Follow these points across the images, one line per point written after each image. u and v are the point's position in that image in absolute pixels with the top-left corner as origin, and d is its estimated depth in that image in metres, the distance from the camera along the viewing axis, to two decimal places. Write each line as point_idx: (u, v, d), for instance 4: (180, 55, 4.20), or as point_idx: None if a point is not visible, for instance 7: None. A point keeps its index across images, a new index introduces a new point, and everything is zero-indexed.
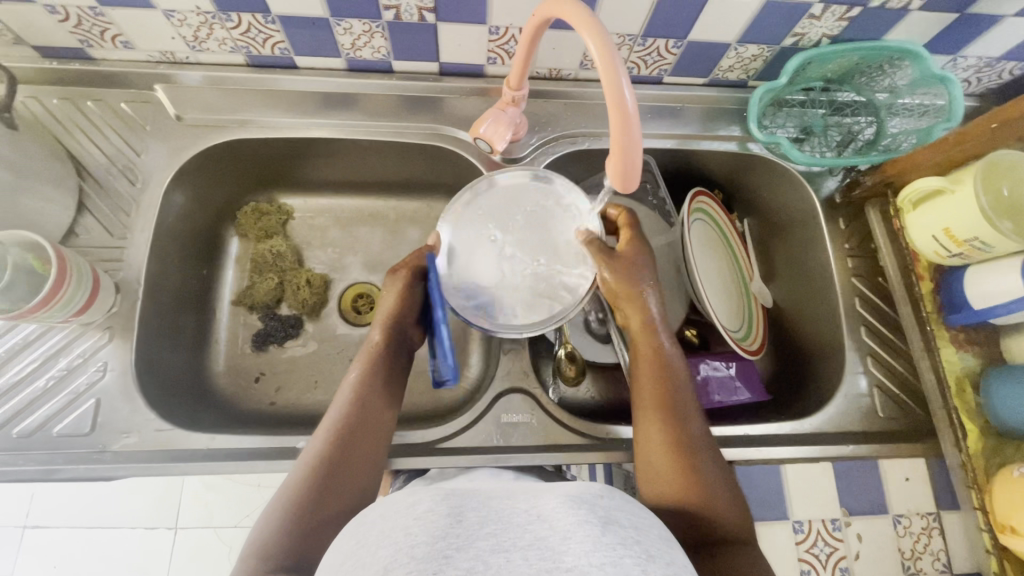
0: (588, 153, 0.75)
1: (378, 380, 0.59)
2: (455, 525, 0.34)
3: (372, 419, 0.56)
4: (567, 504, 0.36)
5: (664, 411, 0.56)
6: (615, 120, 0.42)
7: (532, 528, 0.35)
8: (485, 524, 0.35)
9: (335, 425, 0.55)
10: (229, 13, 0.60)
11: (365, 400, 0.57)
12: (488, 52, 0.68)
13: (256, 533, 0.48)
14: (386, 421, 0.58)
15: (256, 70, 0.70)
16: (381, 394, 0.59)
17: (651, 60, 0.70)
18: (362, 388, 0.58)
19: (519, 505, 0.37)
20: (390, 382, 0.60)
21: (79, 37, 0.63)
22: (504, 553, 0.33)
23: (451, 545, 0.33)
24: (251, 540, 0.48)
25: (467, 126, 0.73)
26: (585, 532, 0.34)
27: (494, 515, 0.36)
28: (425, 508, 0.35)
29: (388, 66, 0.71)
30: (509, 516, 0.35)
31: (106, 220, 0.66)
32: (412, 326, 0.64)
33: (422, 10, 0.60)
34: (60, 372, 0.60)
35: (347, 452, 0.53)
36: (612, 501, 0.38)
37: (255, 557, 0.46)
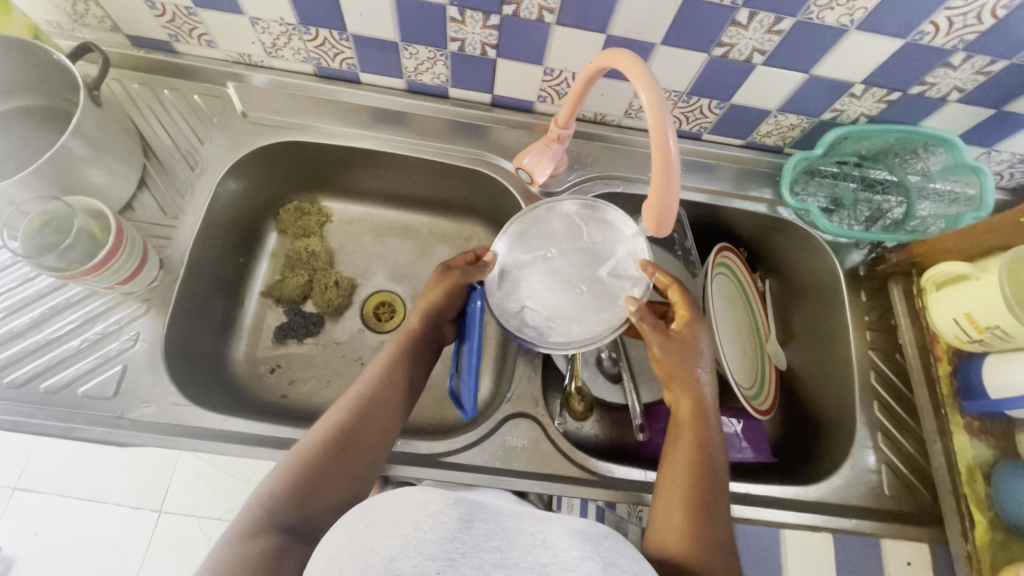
0: (621, 196, 0.78)
1: (407, 363, 0.63)
2: (463, 531, 0.34)
3: (387, 395, 0.60)
4: (571, 537, 0.37)
5: (694, 480, 0.55)
6: (658, 167, 0.44)
7: (535, 551, 0.35)
8: (491, 537, 0.34)
9: (357, 399, 0.58)
10: (308, 27, 0.65)
11: (388, 383, 0.60)
12: (540, 90, 0.71)
13: (264, 480, 0.52)
14: (403, 405, 0.61)
15: (322, 81, 0.75)
16: (406, 378, 0.62)
17: (693, 117, 0.74)
18: (388, 369, 0.61)
19: (526, 527, 0.37)
20: (414, 369, 0.64)
21: (169, 32, 0.68)
22: (505, 570, 0.33)
23: (457, 549, 0.33)
24: (258, 485, 0.52)
25: (510, 157, 0.77)
26: (585, 569, 0.34)
27: (500, 529, 0.35)
28: (435, 507, 0.35)
29: (444, 91, 0.75)
30: (515, 534, 0.35)
31: (161, 199, 0.69)
32: (444, 322, 0.67)
33: (486, 46, 0.65)
34: (94, 335, 0.62)
35: (356, 427, 0.56)
36: (613, 543, 0.39)
37: (262, 503, 0.50)
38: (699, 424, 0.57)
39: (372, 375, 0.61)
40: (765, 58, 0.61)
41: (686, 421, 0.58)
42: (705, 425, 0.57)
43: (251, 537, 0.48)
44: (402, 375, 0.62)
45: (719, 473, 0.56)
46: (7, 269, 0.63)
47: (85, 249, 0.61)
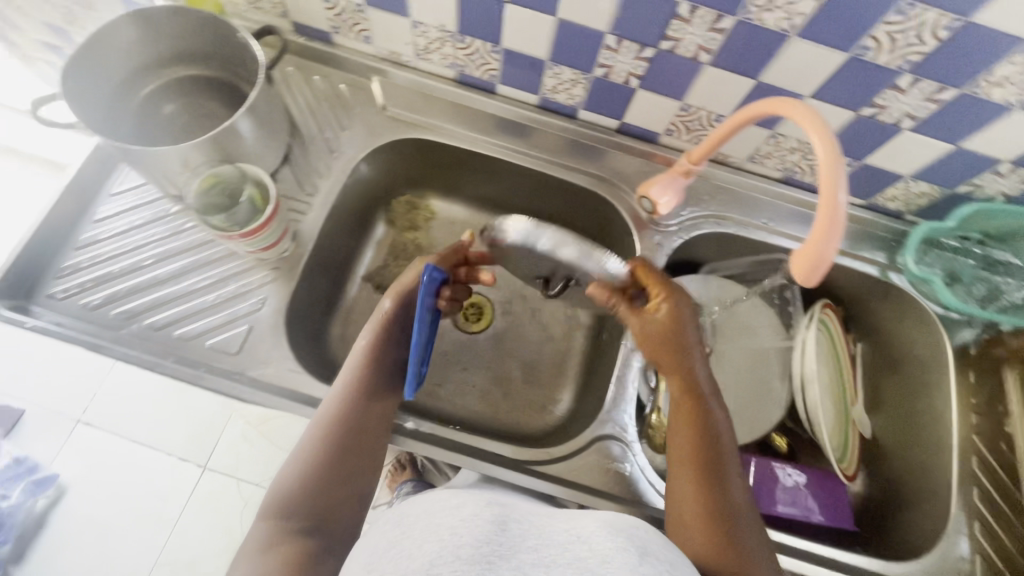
0: (730, 238, 0.78)
1: (388, 354, 0.65)
2: (500, 533, 0.39)
3: (375, 383, 0.63)
4: (604, 530, 0.40)
5: (698, 457, 0.57)
6: (825, 219, 0.45)
7: (570, 547, 0.39)
8: (526, 538, 0.39)
9: (349, 390, 0.61)
10: (465, 36, 0.69)
11: (372, 373, 0.63)
12: (670, 124, 0.73)
13: (279, 485, 0.56)
14: (392, 390, 0.64)
15: (458, 86, 0.78)
16: (388, 364, 0.64)
17: (819, 171, 0.73)
18: (370, 357, 0.64)
19: (560, 526, 0.41)
20: (393, 354, 0.65)
21: (332, 24, 0.73)
22: (544, 567, 0.37)
23: (495, 552, 0.37)
24: (273, 491, 0.56)
25: (626, 184, 0.79)
26: (623, 559, 0.38)
27: (534, 531, 0.40)
28: (469, 512, 0.40)
29: (574, 112, 0.77)
30: (549, 535, 0.40)
31: (300, 176, 0.73)
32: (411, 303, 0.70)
33: (632, 75, 0.67)
34: (227, 294, 0.66)
35: (351, 420, 0.60)
36: (647, 535, 0.42)
37: (280, 508, 0.55)
38: (688, 417, 0.59)
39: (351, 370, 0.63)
40: (915, 124, 0.61)
41: (683, 400, 0.61)
42: (700, 414, 0.59)
43: (276, 544, 0.52)
44: (384, 362, 0.64)
45: (722, 436, 0.59)
46: (155, 222, 0.67)
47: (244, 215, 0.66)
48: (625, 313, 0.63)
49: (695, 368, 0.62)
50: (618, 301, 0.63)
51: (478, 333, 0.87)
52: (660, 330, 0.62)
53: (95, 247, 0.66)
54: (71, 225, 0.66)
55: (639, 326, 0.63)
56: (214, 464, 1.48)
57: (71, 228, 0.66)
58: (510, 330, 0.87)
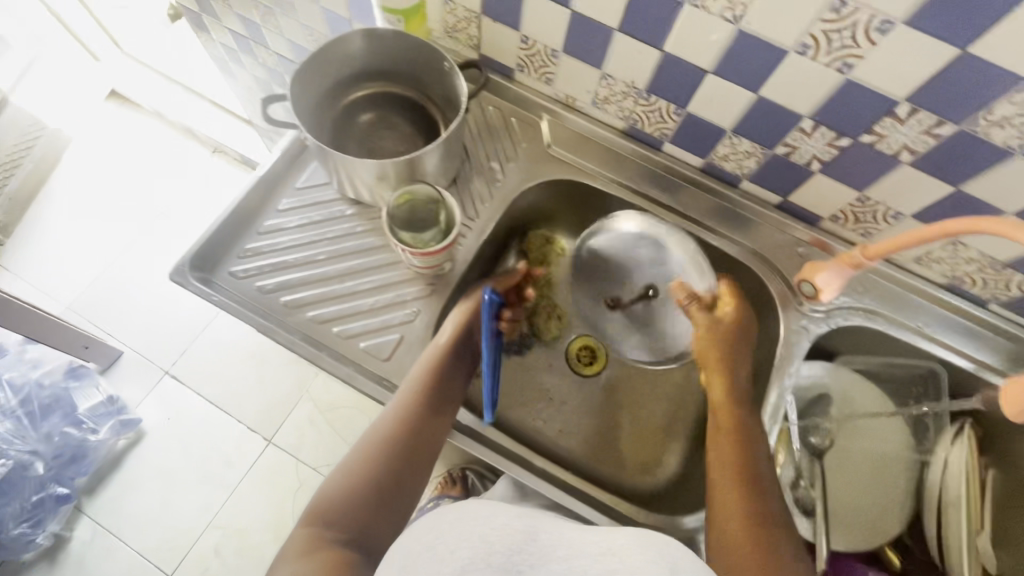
0: (877, 334, 0.76)
1: (445, 380, 0.64)
2: (529, 543, 0.41)
3: (434, 401, 0.63)
4: (642, 548, 0.40)
5: (737, 483, 0.59)
6: None
7: (601, 561, 0.40)
8: (556, 548, 0.41)
9: (405, 401, 0.62)
10: (652, 95, 0.70)
11: (429, 390, 0.63)
12: (838, 211, 0.72)
13: (326, 490, 0.58)
14: (445, 415, 0.63)
15: (624, 137, 0.80)
16: (445, 384, 0.64)
17: (991, 285, 0.70)
18: (429, 372, 0.64)
19: (592, 555, 0.40)
20: (453, 377, 0.65)
21: (520, 62, 0.76)
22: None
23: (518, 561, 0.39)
24: (319, 493, 0.58)
25: (775, 260, 0.78)
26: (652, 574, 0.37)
27: (561, 550, 0.41)
28: (500, 521, 0.42)
29: (735, 181, 0.77)
30: (577, 558, 0.40)
31: (464, 200, 0.77)
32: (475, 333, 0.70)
33: (816, 160, 0.66)
34: (385, 301, 0.69)
35: (404, 433, 0.60)
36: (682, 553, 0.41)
37: (322, 513, 0.55)
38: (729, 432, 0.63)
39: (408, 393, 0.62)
40: None
41: (722, 422, 0.64)
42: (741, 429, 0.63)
43: (312, 551, 0.51)
44: (443, 381, 0.64)
45: (762, 471, 0.60)
46: (331, 221, 0.72)
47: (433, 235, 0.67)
48: (699, 314, 0.70)
49: (737, 380, 0.67)
50: (693, 305, 0.71)
51: (592, 377, 0.87)
52: (709, 341, 0.68)
53: (275, 235, 0.70)
54: (257, 211, 0.71)
55: (707, 322, 0.69)
56: (278, 439, 1.52)
57: (256, 214, 0.71)
58: (622, 379, 0.87)
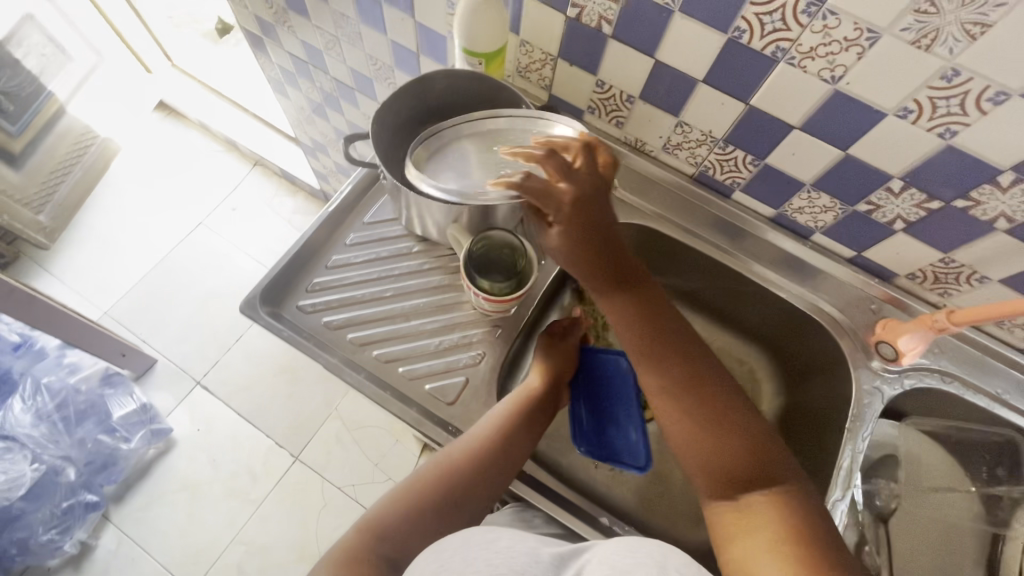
0: (951, 397, 0.73)
1: (521, 427, 0.63)
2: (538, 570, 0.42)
3: (511, 447, 0.62)
4: (626, 554, 0.42)
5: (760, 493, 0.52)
6: None
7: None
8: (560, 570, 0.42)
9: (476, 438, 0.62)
10: (729, 145, 0.69)
11: (507, 434, 0.62)
12: (918, 270, 0.70)
13: (379, 506, 0.59)
14: (511, 465, 0.62)
15: (693, 183, 0.79)
16: (524, 431, 0.63)
17: None
18: (509, 418, 0.63)
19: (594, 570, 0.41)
20: (534, 427, 0.65)
21: (591, 104, 0.76)
22: None
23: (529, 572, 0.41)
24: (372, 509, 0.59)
25: (846, 314, 0.76)
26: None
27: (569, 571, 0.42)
28: (502, 543, 0.44)
29: (807, 233, 0.75)
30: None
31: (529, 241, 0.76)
32: (564, 386, 0.71)
33: (901, 219, 0.64)
34: (450, 342, 0.67)
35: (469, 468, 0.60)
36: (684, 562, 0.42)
37: (370, 527, 0.57)
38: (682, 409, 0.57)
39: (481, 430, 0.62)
40: None
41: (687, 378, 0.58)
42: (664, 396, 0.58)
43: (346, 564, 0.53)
44: (522, 426, 0.63)
45: (780, 469, 0.53)
46: (397, 258, 0.71)
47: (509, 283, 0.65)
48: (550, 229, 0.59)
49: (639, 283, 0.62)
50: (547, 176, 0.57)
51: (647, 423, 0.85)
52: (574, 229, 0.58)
53: (341, 272, 0.70)
54: (324, 246, 0.71)
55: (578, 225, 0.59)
56: (305, 456, 1.51)
57: (324, 249, 0.71)
58: None
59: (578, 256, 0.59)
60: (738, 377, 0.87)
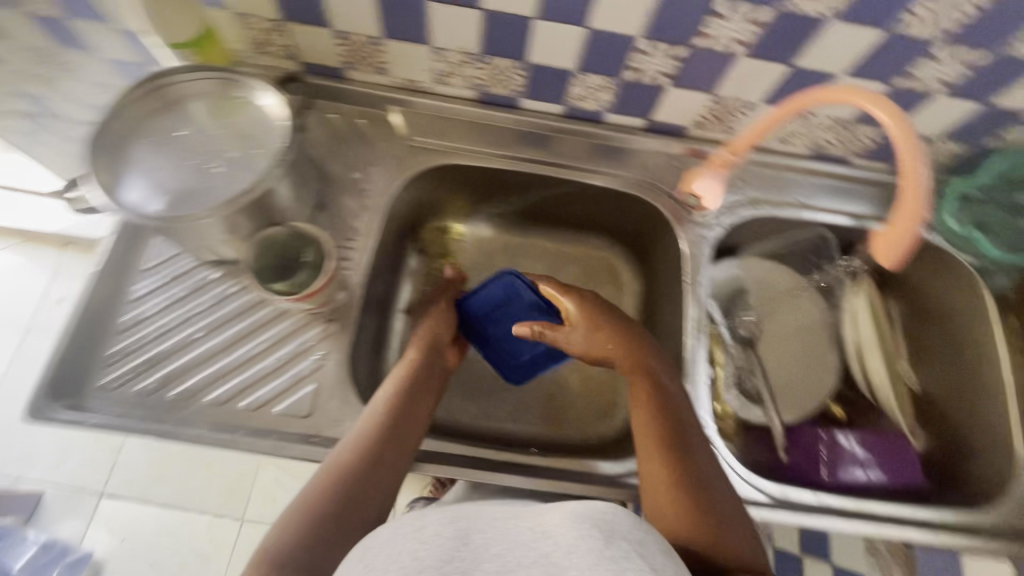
0: (767, 219, 0.80)
1: (411, 403, 0.62)
2: (460, 546, 0.39)
3: (407, 426, 0.60)
4: (568, 520, 0.40)
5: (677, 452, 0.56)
6: (915, 193, 0.51)
7: (536, 544, 0.39)
8: (491, 545, 0.40)
9: (370, 428, 0.58)
10: (490, 56, 0.67)
11: (397, 415, 0.61)
12: (700, 118, 0.73)
13: (271, 535, 0.51)
14: (412, 431, 0.61)
15: (480, 106, 0.77)
16: (415, 409, 0.62)
17: (848, 141, 0.75)
18: (395, 399, 0.62)
19: (523, 522, 0.41)
20: (425, 399, 0.64)
21: (346, 59, 0.71)
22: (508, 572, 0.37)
23: (457, 567, 0.38)
24: (263, 543, 0.51)
25: (659, 180, 0.79)
26: (585, 546, 0.38)
27: (497, 535, 0.41)
28: (430, 531, 0.40)
29: (600, 118, 0.77)
30: (513, 535, 0.40)
31: (333, 223, 0.70)
32: (443, 348, 0.71)
33: (664, 76, 0.66)
34: (286, 356, 0.64)
35: (369, 460, 0.56)
36: (625, 519, 0.41)
37: (267, 558, 0.49)
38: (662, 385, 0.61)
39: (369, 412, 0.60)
40: (948, 90, 0.63)
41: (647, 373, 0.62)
42: (662, 383, 0.61)
43: None
44: (416, 404, 0.63)
45: (685, 426, 0.59)
46: (197, 292, 0.65)
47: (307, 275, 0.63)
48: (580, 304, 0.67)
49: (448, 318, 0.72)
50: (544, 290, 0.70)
51: None
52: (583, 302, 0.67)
53: (138, 329, 0.63)
54: (107, 307, 0.63)
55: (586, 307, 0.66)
56: (251, 514, 1.36)
57: (108, 311, 0.63)
58: None
59: (614, 336, 0.64)
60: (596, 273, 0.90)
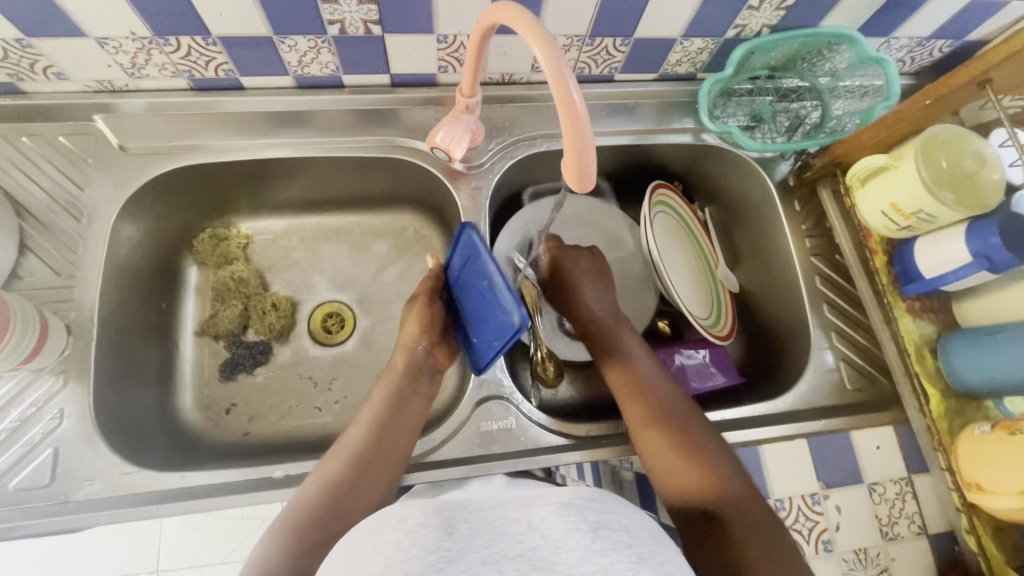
0: (548, 155, 0.76)
1: (401, 408, 0.60)
2: (446, 537, 0.33)
3: (397, 431, 0.59)
4: (557, 512, 0.35)
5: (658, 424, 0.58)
6: (566, 118, 0.42)
7: (522, 538, 0.33)
8: (476, 536, 0.34)
9: (363, 438, 0.57)
10: (166, 37, 0.58)
11: (387, 419, 0.59)
12: (439, 61, 0.67)
13: (261, 545, 0.50)
14: (409, 429, 0.60)
15: (201, 94, 0.68)
16: (404, 416, 0.60)
17: (601, 59, 0.71)
18: (387, 408, 0.60)
19: (510, 514, 0.36)
20: (415, 402, 0.62)
21: (7, 71, 0.60)
22: (496, 565, 0.32)
23: (442, 558, 0.32)
24: (254, 552, 0.50)
25: (425, 137, 0.73)
26: (576, 540, 0.33)
27: (484, 525, 0.35)
28: (415, 522, 0.35)
29: (339, 80, 0.69)
30: (500, 526, 0.34)
31: (50, 259, 0.64)
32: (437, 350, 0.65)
33: (368, 23, 0.59)
34: (13, 424, 0.58)
35: (357, 467, 0.55)
36: (603, 504, 0.37)
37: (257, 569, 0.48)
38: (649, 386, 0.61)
39: (375, 413, 0.60)
40: None
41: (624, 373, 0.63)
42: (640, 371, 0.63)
43: None
44: (404, 407, 0.61)
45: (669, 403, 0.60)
46: None
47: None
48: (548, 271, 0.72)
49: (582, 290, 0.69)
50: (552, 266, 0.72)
51: (347, 341, 0.80)
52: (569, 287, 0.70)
53: None
54: None
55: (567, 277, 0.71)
56: None
57: None
58: (376, 325, 0.81)
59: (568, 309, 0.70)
60: (403, 246, 0.85)
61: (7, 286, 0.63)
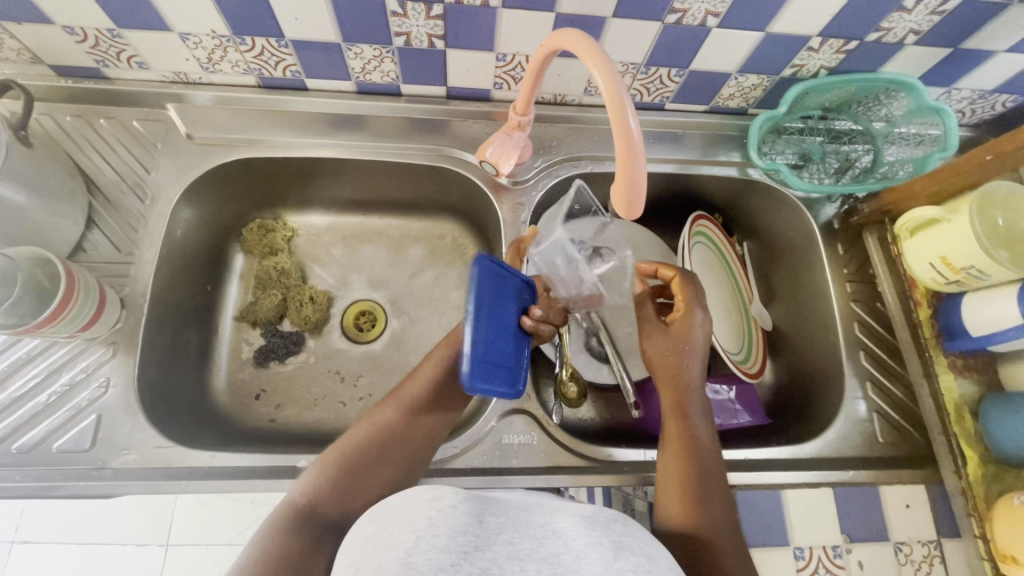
0: (591, 177, 0.76)
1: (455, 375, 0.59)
2: (476, 524, 0.33)
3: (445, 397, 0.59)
4: (581, 525, 0.35)
5: (676, 440, 0.57)
6: (622, 148, 0.43)
7: (545, 542, 0.33)
8: (504, 530, 0.33)
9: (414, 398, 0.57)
10: (243, 37, 0.61)
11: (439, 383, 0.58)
12: (495, 77, 0.69)
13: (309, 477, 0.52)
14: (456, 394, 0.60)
15: (268, 92, 0.72)
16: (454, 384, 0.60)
17: (654, 87, 0.72)
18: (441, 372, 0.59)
19: (536, 518, 0.35)
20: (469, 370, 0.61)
21: (95, 58, 0.64)
22: (520, 562, 0.31)
23: (471, 542, 0.32)
24: (301, 482, 0.53)
25: (473, 149, 0.75)
26: (596, 554, 0.33)
27: (512, 522, 0.34)
28: (448, 502, 0.34)
29: (397, 89, 0.72)
30: (526, 527, 0.34)
31: (114, 236, 0.68)
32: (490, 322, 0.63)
33: (432, 37, 0.61)
34: (62, 387, 0.62)
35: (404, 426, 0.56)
36: (625, 527, 0.36)
37: (303, 499, 0.51)
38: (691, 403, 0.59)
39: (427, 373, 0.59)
40: (719, 21, 0.60)
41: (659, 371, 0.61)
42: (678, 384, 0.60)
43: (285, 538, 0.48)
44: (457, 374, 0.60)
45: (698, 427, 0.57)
46: None
47: (32, 304, 0.59)
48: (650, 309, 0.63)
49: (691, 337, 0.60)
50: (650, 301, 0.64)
51: (376, 341, 0.81)
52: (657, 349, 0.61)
53: None
54: None
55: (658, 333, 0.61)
56: None
57: None
58: (405, 327, 0.82)
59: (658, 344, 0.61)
60: (440, 253, 0.86)
61: (71, 258, 0.67)
